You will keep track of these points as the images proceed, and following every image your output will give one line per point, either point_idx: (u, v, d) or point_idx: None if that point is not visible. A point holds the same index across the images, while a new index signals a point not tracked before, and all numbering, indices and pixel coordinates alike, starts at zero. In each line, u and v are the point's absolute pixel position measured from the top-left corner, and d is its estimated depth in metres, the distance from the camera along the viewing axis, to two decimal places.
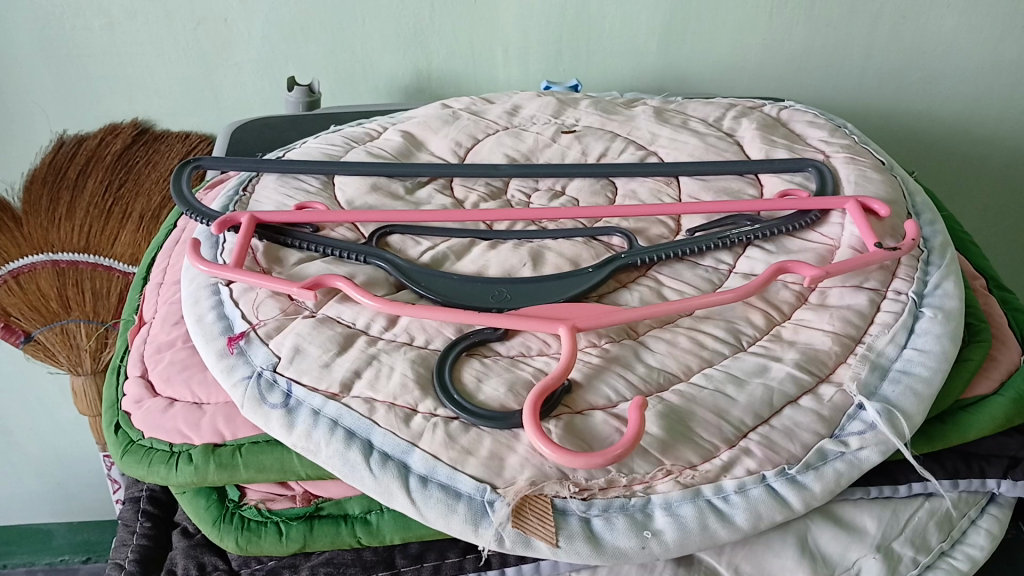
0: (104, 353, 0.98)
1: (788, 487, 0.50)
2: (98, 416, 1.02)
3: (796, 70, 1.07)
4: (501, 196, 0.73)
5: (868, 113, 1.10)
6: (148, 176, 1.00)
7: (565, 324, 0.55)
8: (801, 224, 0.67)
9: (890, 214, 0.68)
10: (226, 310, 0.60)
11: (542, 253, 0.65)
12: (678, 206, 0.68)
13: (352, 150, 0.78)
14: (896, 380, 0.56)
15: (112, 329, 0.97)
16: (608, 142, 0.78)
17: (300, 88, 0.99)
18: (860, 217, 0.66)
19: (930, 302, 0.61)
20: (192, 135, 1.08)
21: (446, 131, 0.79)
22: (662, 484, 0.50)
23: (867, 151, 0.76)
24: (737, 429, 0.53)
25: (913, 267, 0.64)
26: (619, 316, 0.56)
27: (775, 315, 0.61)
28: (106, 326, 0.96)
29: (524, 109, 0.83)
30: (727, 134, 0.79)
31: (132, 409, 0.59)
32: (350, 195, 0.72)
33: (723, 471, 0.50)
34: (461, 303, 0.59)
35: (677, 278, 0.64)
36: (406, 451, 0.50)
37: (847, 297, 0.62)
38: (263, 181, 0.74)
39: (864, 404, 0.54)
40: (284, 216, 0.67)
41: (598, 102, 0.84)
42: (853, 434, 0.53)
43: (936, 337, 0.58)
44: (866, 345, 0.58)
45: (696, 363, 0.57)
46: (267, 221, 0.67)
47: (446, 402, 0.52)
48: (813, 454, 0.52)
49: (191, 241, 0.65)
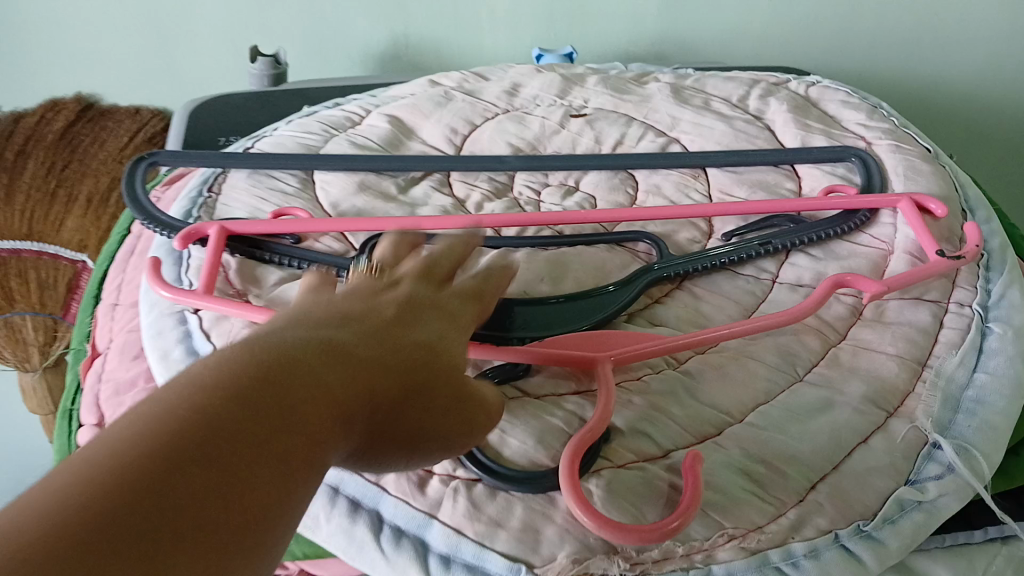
0: (56, 347, 0.88)
1: (864, 546, 0.44)
2: (50, 414, 0.95)
3: (805, 34, 0.99)
4: (507, 194, 0.64)
5: (878, 81, 1.03)
6: (96, 156, 0.89)
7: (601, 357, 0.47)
8: (852, 228, 0.59)
9: (947, 215, 0.60)
10: (195, 344, 0.51)
11: (560, 264, 0.57)
12: (711, 207, 0.60)
13: (332, 139, 0.68)
14: (970, 412, 0.50)
15: (62, 320, 0.89)
16: (624, 127, 0.69)
17: (265, 59, 0.88)
18: (915, 218, 0.59)
19: (995, 316, 0.55)
20: (144, 111, 0.98)
21: (439, 115, 0.70)
22: (724, 552, 0.42)
23: (911, 136, 0.68)
24: (806, 478, 0.46)
25: (973, 274, 0.58)
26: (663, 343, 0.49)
27: (831, 335, 0.54)
28: (55, 319, 0.88)
29: (525, 88, 0.73)
30: (755, 117, 0.70)
31: None
32: (335, 196, 0.62)
33: (791, 531, 0.44)
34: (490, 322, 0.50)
35: (716, 291, 0.56)
36: (424, 525, 0.42)
37: (908, 312, 0.55)
38: (230, 180, 0.64)
39: (940, 443, 0.48)
40: (259, 226, 0.57)
41: (607, 78, 0.75)
42: (931, 480, 0.47)
43: (1008, 358, 0.52)
44: (935, 370, 0.52)
45: (749, 398, 0.50)
46: (240, 231, 0.57)
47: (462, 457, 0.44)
48: (890, 505, 0.45)
49: (150, 257, 0.56)
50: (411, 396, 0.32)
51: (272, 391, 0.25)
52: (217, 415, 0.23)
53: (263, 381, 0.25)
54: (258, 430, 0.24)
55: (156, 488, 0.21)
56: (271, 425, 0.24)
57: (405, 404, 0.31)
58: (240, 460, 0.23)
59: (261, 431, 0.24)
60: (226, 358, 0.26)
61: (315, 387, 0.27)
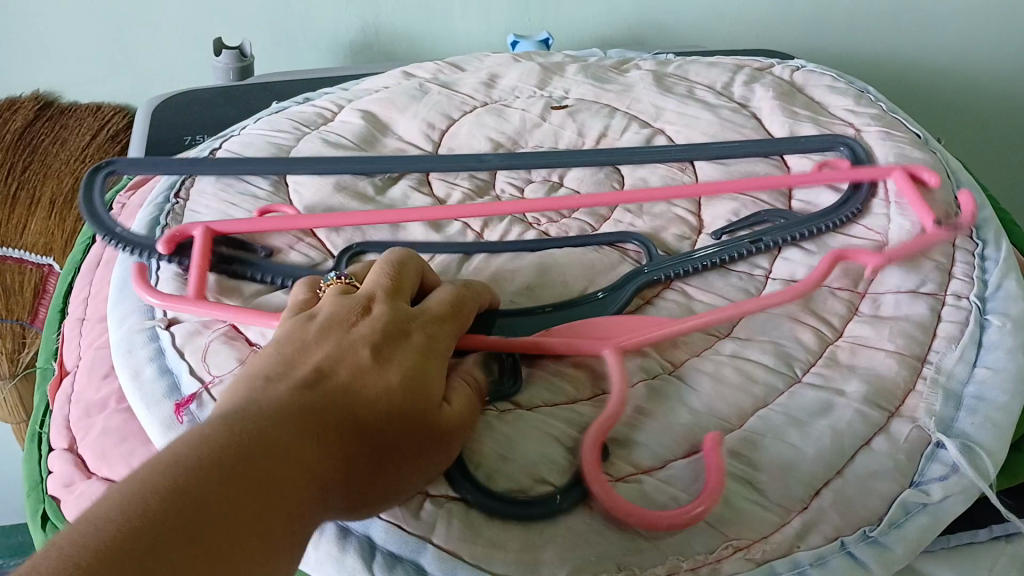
0: (24, 354, 0.88)
1: (871, 553, 0.43)
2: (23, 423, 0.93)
3: (783, 15, 0.97)
4: (489, 192, 0.62)
5: (857, 61, 1.01)
6: (56, 157, 0.86)
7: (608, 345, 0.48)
8: (856, 212, 0.59)
9: (941, 184, 0.61)
10: (169, 362, 0.48)
11: (549, 267, 0.55)
12: (707, 186, 0.60)
13: (304, 137, 0.66)
14: (972, 409, 0.49)
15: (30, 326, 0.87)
16: (607, 118, 0.67)
17: (230, 51, 0.85)
18: (912, 194, 0.59)
19: (993, 308, 0.54)
20: (105, 107, 0.94)
21: (414, 109, 0.67)
22: (729, 565, 0.41)
23: (899, 122, 0.67)
24: (810, 484, 0.44)
25: (969, 265, 0.57)
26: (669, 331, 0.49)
27: (828, 332, 0.53)
28: (23, 325, 0.87)
29: (503, 79, 0.71)
30: (740, 105, 0.68)
31: (61, 495, 0.47)
32: (309, 200, 0.59)
33: (797, 541, 0.42)
34: (501, 331, 0.50)
35: (708, 289, 0.55)
36: (419, 550, 0.40)
37: (904, 306, 0.54)
38: (197, 185, 0.61)
39: (943, 442, 0.47)
40: (243, 226, 0.55)
41: (587, 67, 0.72)
42: (935, 481, 0.45)
43: (1007, 352, 0.51)
44: (934, 366, 0.51)
45: (748, 402, 0.48)
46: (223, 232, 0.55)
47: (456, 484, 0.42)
48: (896, 509, 0.44)
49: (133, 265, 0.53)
50: (390, 444, 0.36)
51: (255, 455, 0.29)
52: (203, 480, 0.27)
53: (245, 451, 0.29)
54: (245, 492, 0.28)
55: (148, 548, 0.24)
56: (255, 488, 0.28)
57: (384, 453, 0.35)
58: (226, 522, 0.27)
59: (243, 497, 0.28)
60: (214, 424, 0.30)
61: (292, 450, 0.31)
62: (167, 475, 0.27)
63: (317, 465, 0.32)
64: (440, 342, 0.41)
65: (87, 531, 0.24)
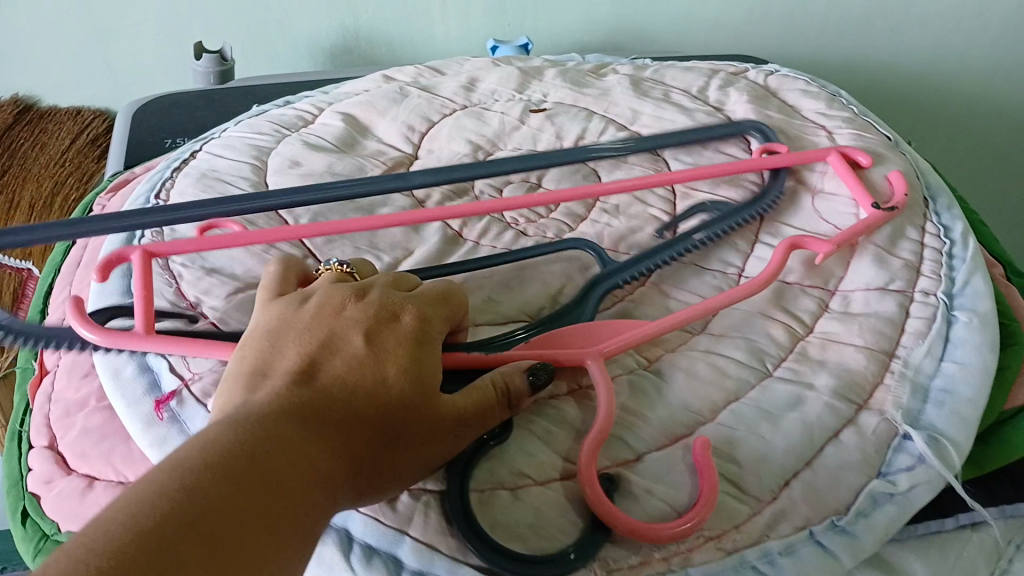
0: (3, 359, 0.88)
1: (838, 542, 0.43)
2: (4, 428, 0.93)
3: (757, 21, 0.99)
4: (468, 194, 0.63)
5: (830, 67, 1.03)
6: (36, 160, 0.87)
7: (590, 352, 0.47)
8: (781, 191, 0.62)
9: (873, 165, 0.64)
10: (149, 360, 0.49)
11: (526, 266, 0.56)
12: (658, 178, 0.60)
13: (285, 139, 0.66)
14: (939, 403, 0.50)
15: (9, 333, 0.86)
16: (585, 121, 0.68)
17: (210, 55, 0.85)
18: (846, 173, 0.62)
19: (960, 305, 0.55)
20: (85, 111, 0.95)
21: (394, 113, 0.68)
22: (701, 554, 0.42)
23: (870, 125, 0.68)
24: (779, 475, 0.45)
25: (937, 264, 0.58)
26: (651, 332, 0.49)
27: (799, 329, 0.54)
28: None
29: (482, 82, 0.72)
30: (715, 108, 0.69)
31: (42, 492, 0.48)
32: (290, 200, 0.60)
33: (767, 530, 0.43)
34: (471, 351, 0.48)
35: (684, 288, 0.56)
36: (397, 542, 0.41)
37: (873, 304, 0.55)
38: (177, 186, 0.61)
39: (910, 434, 0.48)
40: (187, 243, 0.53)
41: (565, 71, 0.74)
42: (902, 472, 0.46)
43: (975, 347, 0.52)
44: (902, 361, 0.52)
45: (721, 396, 0.49)
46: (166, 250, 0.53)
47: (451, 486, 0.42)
48: (863, 499, 0.45)
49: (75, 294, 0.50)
50: (393, 433, 0.37)
51: (261, 449, 0.31)
52: (214, 478, 0.28)
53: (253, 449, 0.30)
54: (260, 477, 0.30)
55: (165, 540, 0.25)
56: (263, 477, 0.30)
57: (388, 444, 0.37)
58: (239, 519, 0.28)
59: (253, 493, 0.29)
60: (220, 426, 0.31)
61: (294, 444, 0.32)
62: (180, 474, 0.28)
63: (321, 455, 0.33)
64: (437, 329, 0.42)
65: (107, 528, 0.25)
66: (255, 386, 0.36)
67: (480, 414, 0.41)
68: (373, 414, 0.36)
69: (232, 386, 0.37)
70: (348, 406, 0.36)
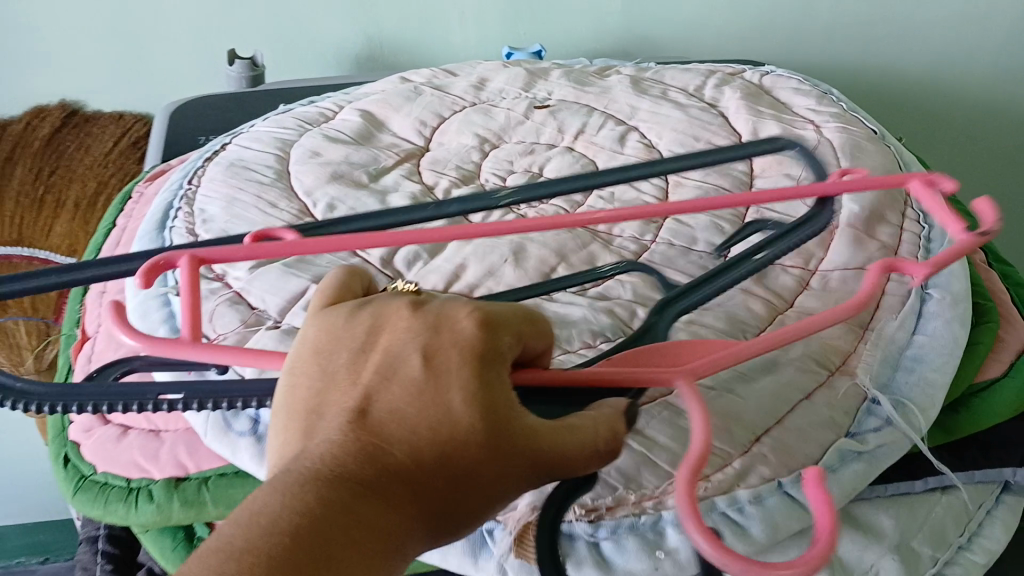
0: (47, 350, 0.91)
1: (805, 493, 0.47)
2: None
3: (762, 28, 1.03)
4: (474, 181, 0.67)
5: (835, 73, 1.07)
6: (81, 162, 0.92)
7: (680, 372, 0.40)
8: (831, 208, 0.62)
9: None
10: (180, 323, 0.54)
11: (524, 246, 0.60)
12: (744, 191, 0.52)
13: (306, 133, 0.71)
14: (908, 370, 0.53)
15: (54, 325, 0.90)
16: (585, 117, 0.72)
17: (242, 61, 0.91)
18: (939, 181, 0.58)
19: (934, 282, 0.59)
20: (126, 115, 1.01)
21: (408, 109, 0.73)
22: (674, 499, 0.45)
23: (857, 119, 0.72)
24: (751, 432, 0.49)
25: (914, 246, 0.62)
26: (758, 343, 0.43)
27: (778, 303, 0.57)
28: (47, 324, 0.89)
29: (491, 82, 0.77)
30: (710, 105, 0.74)
31: (82, 440, 0.53)
32: (308, 185, 0.65)
33: (737, 480, 0.46)
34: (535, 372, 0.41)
35: (672, 266, 0.60)
36: None
37: (850, 282, 0.58)
38: (207, 174, 0.67)
39: (878, 399, 0.51)
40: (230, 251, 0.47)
41: (569, 72, 0.78)
42: (869, 432, 0.50)
43: (945, 321, 0.56)
44: (876, 332, 0.55)
45: None
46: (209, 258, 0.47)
47: (544, 515, 0.42)
48: (831, 454, 0.48)
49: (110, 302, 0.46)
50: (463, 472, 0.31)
51: (298, 546, 0.27)
52: None
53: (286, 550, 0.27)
54: None
55: None
56: None
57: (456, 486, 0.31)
58: None
59: None
60: (255, 516, 0.28)
61: (339, 524, 0.28)
62: None
63: (376, 524, 0.29)
64: (508, 339, 0.34)
65: None
66: (311, 429, 0.32)
67: (571, 445, 0.34)
68: (437, 458, 0.31)
69: (289, 431, 0.32)
70: (407, 450, 0.30)
